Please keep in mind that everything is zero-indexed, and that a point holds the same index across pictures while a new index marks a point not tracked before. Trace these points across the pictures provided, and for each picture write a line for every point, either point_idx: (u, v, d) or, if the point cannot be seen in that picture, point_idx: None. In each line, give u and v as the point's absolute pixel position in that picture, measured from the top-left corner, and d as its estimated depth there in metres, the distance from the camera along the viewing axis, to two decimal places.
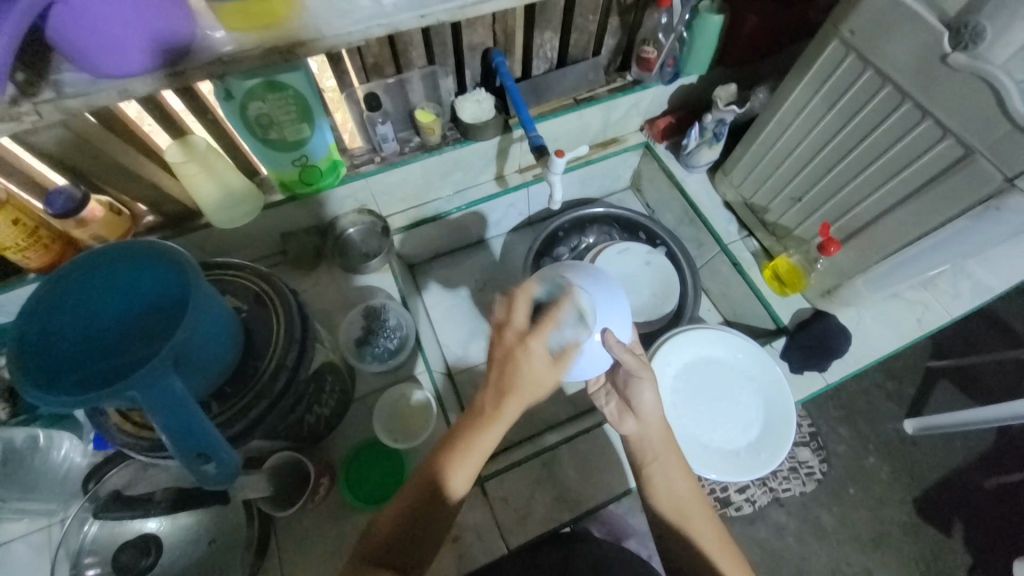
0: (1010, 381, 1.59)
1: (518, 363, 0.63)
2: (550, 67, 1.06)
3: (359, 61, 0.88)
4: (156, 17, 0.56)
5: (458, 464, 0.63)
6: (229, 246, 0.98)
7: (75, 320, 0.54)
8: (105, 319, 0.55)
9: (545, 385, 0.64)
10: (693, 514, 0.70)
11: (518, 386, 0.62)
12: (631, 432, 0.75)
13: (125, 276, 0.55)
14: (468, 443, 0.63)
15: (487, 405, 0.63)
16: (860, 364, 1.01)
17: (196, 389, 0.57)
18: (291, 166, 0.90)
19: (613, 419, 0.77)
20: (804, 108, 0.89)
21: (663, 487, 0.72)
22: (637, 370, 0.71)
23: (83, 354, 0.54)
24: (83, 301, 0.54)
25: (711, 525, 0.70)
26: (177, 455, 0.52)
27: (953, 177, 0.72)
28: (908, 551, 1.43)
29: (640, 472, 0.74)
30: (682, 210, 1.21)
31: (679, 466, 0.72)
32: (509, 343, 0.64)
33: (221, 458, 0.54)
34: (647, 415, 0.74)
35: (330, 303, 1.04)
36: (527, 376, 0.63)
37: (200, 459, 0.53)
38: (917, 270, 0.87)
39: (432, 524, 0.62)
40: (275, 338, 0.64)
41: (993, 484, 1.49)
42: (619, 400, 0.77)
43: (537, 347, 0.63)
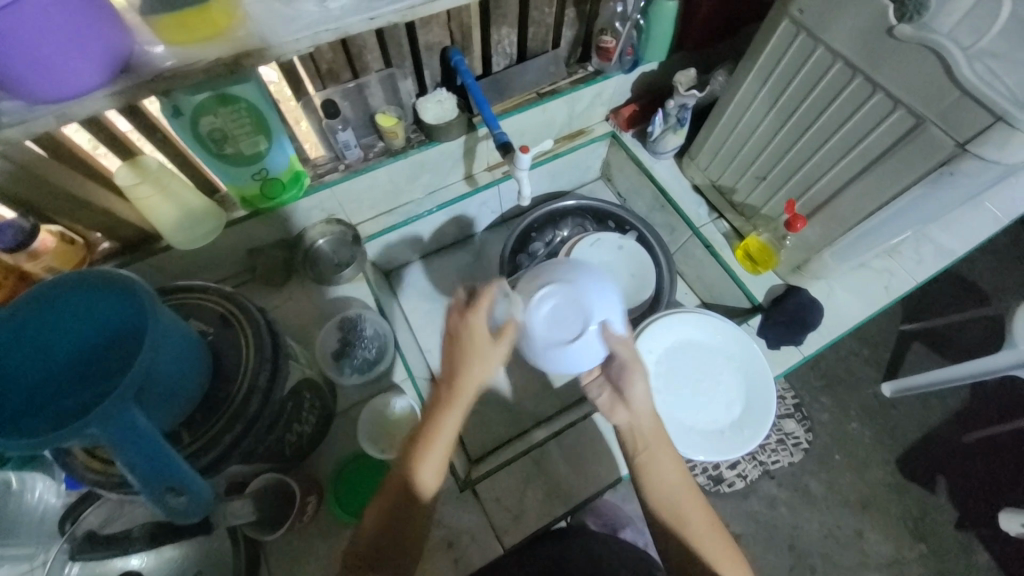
0: (978, 338, 1.65)
1: (461, 334, 0.67)
2: (510, 62, 1.06)
3: (313, 68, 0.86)
4: (89, 35, 0.54)
5: (427, 456, 0.64)
6: (194, 267, 0.95)
7: (25, 357, 0.51)
8: (59, 354, 0.52)
9: (489, 356, 0.67)
10: (684, 504, 0.71)
11: (465, 367, 0.66)
12: (623, 422, 0.76)
13: (76, 307, 0.52)
14: (436, 434, 0.65)
15: (441, 394, 0.67)
16: (834, 335, 1.03)
17: (163, 420, 0.54)
18: (251, 180, 0.87)
19: (605, 407, 0.77)
20: (762, 88, 0.90)
21: (653, 479, 0.73)
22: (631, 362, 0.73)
23: (35, 395, 0.51)
24: (32, 340, 0.51)
25: (703, 515, 0.70)
26: (146, 491, 0.50)
27: (906, 148, 0.74)
28: (894, 510, 1.48)
29: (632, 464, 0.75)
30: (652, 197, 1.22)
31: (670, 458, 0.73)
32: (454, 325, 0.68)
33: (193, 488, 0.52)
34: (637, 406, 0.74)
35: (305, 317, 1.01)
36: (474, 353, 0.66)
37: (170, 492, 0.51)
38: (880, 239, 0.89)
39: (404, 527, 0.63)
40: (245, 359, 0.62)
41: (969, 438, 1.55)
42: (612, 391, 0.77)
43: (477, 322, 0.67)
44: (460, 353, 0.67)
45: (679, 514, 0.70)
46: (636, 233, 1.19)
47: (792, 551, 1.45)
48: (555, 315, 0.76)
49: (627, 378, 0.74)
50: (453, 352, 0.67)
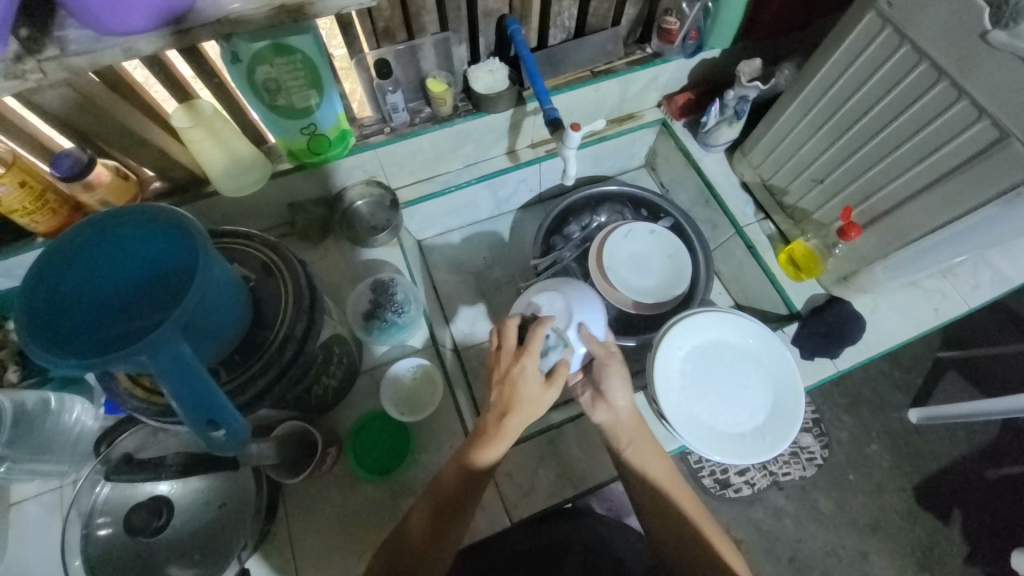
0: (1020, 374, 1.57)
1: (518, 375, 0.70)
2: (567, 36, 1.02)
3: (370, 25, 0.85)
4: None
5: (481, 462, 0.69)
6: (236, 214, 0.96)
7: (82, 285, 0.53)
8: (112, 285, 0.54)
9: (541, 404, 0.70)
10: (673, 495, 0.73)
11: (515, 407, 0.69)
12: (603, 419, 0.78)
13: (128, 240, 0.54)
14: (482, 459, 0.69)
15: (490, 426, 0.70)
16: (871, 352, 0.99)
17: (205, 358, 0.56)
18: (299, 134, 0.88)
19: (587, 405, 0.81)
20: (833, 85, 0.85)
21: (641, 470, 0.74)
22: (605, 358, 0.78)
23: (86, 322, 0.52)
24: (86, 270, 0.53)
25: (693, 506, 0.73)
26: (189, 422, 0.52)
27: (985, 161, 0.69)
28: (905, 537, 1.44)
29: (619, 460, 0.76)
30: (697, 191, 1.18)
31: (652, 449, 0.76)
32: (509, 365, 0.72)
33: (230, 425, 0.53)
34: (619, 402, 0.77)
35: (338, 276, 1.02)
36: (523, 397, 0.69)
37: (208, 425, 0.52)
38: (940, 256, 0.84)
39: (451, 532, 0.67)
40: (284, 307, 0.64)
41: (995, 475, 1.49)
42: (592, 390, 0.80)
43: (531, 365, 0.70)
44: (517, 384, 0.70)
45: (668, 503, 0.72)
46: (669, 221, 1.17)
47: (791, 563, 1.43)
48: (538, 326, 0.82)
49: (607, 375, 0.77)
50: (510, 385, 0.70)
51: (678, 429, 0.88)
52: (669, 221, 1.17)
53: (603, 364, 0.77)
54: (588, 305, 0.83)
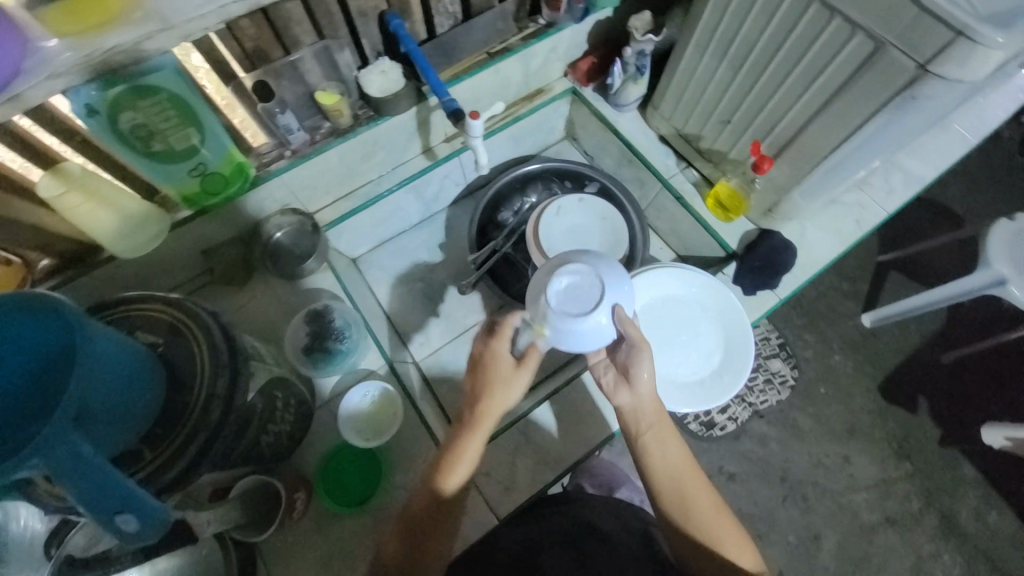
0: (952, 261, 1.68)
1: (490, 360, 0.73)
2: (454, 22, 0.99)
3: (238, 47, 0.79)
4: None
5: (459, 456, 0.71)
6: (146, 276, 0.90)
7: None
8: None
9: (512, 385, 0.72)
10: (688, 483, 0.73)
11: (489, 392, 0.72)
12: (624, 404, 0.76)
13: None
14: (461, 450, 0.71)
15: (468, 414, 0.73)
16: (808, 275, 1.03)
17: (116, 441, 0.52)
18: (189, 178, 0.82)
19: (609, 388, 0.78)
20: (719, 25, 0.86)
21: (657, 458, 0.74)
22: (640, 345, 0.71)
23: None
24: None
25: (703, 491, 0.73)
26: (92, 515, 0.48)
27: (868, 74, 0.71)
28: (879, 434, 1.54)
29: (636, 445, 0.75)
30: (619, 152, 1.18)
31: (671, 437, 0.75)
32: (481, 351, 0.74)
33: (148, 510, 0.50)
34: (642, 389, 0.74)
35: (271, 316, 0.97)
36: (496, 380, 0.72)
37: (121, 516, 0.49)
38: (847, 171, 0.88)
39: (432, 535, 0.68)
40: (200, 367, 0.59)
41: (947, 358, 1.60)
42: (615, 372, 0.77)
43: (500, 348, 0.73)
44: (490, 366, 0.73)
45: (683, 493, 0.72)
46: (596, 186, 1.18)
47: (784, 483, 1.50)
48: (567, 292, 0.68)
49: (636, 359, 0.73)
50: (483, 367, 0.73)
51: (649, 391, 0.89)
52: (595, 186, 1.17)
53: (637, 350, 0.71)
54: (622, 278, 0.71)
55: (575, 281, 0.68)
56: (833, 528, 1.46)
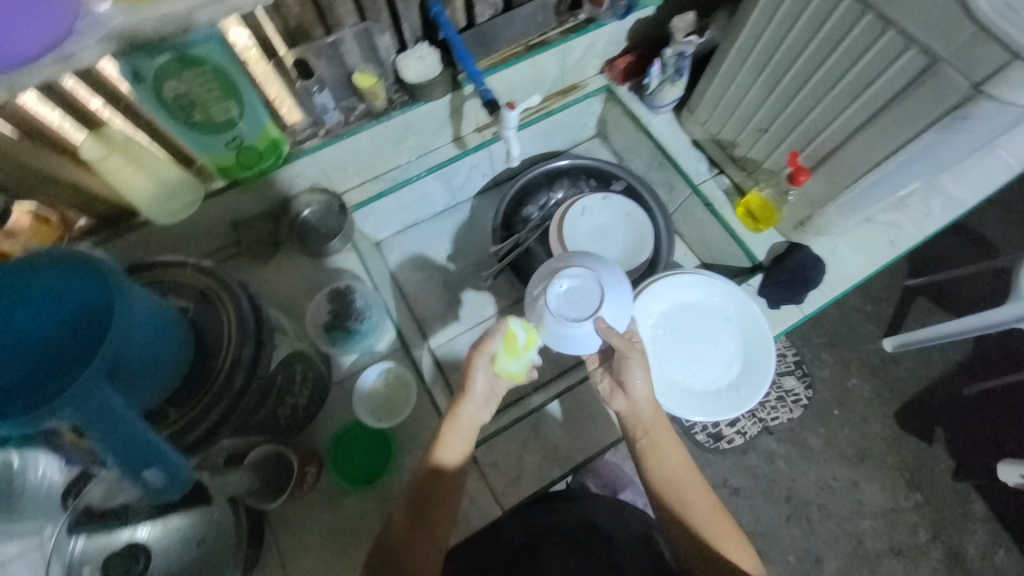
0: (983, 291, 1.63)
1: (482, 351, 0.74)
2: (495, 11, 0.99)
3: (282, 24, 0.80)
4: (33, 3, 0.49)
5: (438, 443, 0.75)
6: (176, 244, 0.92)
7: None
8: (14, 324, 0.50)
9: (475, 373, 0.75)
10: (688, 488, 0.72)
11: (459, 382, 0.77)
12: (620, 408, 0.77)
13: (28, 281, 0.49)
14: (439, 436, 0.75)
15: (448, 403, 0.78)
16: (836, 293, 1.01)
17: (142, 399, 0.54)
18: (226, 150, 0.83)
19: (606, 393, 0.78)
20: (765, 31, 0.84)
21: (653, 462, 0.74)
22: (625, 352, 0.71)
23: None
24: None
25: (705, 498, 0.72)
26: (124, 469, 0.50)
27: (917, 90, 0.69)
28: (891, 462, 1.50)
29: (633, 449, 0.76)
30: (650, 154, 1.16)
31: (670, 441, 0.74)
32: None
33: (170, 465, 0.52)
34: (638, 394, 0.74)
35: (295, 290, 0.99)
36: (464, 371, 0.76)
37: (148, 470, 0.51)
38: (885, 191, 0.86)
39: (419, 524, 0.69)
40: (228, 334, 0.61)
41: (969, 391, 1.55)
42: (612, 380, 0.77)
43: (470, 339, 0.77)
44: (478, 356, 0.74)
45: (681, 497, 0.71)
46: (624, 184, 1.17)
47: (788, 502, 1.48)
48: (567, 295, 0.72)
49: (627, 368, 0.73)
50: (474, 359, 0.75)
51: (662, 397, 0.88)
52: (621, 184, 1.16)
53: (624, 359, 0.72)
54: (618, 295, 0.74)
55: (576, 286, 0.73)
56: (834, 552, 1.44)
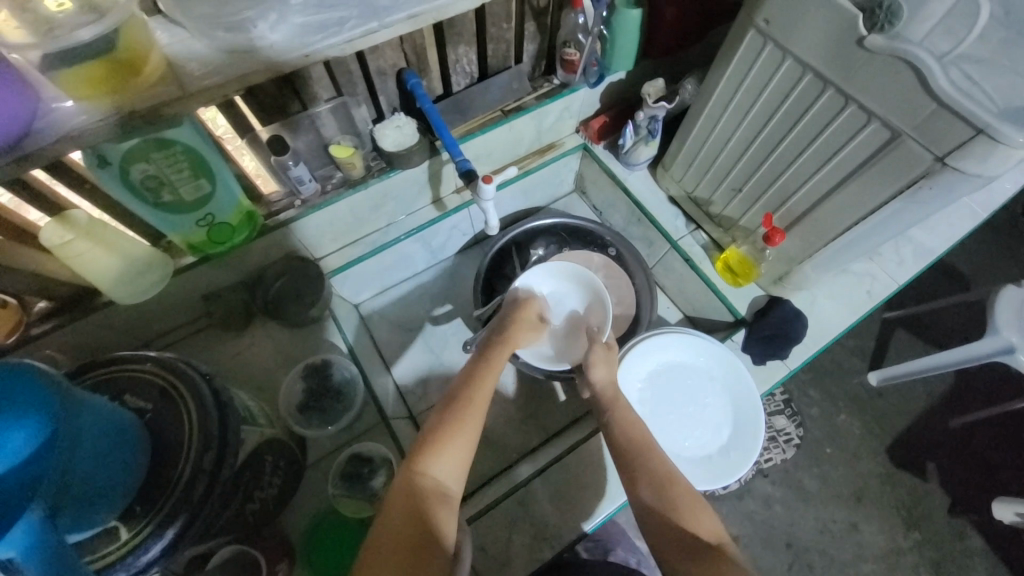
0: (961, 323, 1.64)
1: (481, 406, 0.69)
2: (471, 81, 1.01)
3: (256, 103, 0.80)
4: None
5: (447, 447, 0.64)
6: (143, 319, 0.88)
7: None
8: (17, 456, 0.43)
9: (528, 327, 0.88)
10: (677, 505, 0.64)
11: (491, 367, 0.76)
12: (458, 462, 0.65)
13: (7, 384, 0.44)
14: (461, 426, 0.66)
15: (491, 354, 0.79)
16: (818, 346, 1.00)
17: (92, 522, 0.51)
18: (195, 227, 0.81)
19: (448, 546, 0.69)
20: (734, 97, 0.87)
21: (636, 476, 0.68)
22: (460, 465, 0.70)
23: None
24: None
25: (697, 507, 0.64)
26: None
27: (884, 161, 0.71)
28: (889, 501, 1.46)
29: (623, 440, 0.72)
30: (628, 210, 1.18)
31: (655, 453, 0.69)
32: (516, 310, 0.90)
33: None
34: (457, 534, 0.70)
35: (270, 362, 0.94)
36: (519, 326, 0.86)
37: None
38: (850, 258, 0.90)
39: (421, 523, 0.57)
40: (188, 440, 0.58)
41: (956, 423, 1.53)
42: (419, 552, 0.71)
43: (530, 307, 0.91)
44: (452, 433, 0.65)
45: (676, 500, 0.64)
46: (604, 241, 1.17)
47: (789, 549, 1.43)
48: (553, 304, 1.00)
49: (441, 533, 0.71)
50: (448, 430, 0.66)
51: None
52: (597, 238, 1.17)
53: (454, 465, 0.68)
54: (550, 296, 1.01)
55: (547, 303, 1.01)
56: None
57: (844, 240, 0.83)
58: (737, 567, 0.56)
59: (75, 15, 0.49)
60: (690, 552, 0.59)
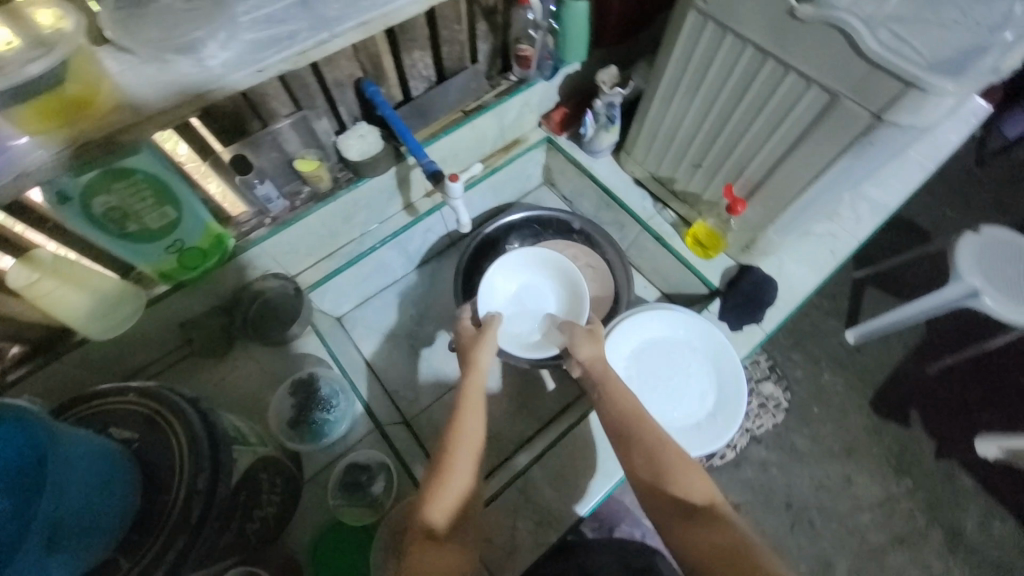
0: (925, 274, 1.71)
1: (466, 451, 0.75)
2: (429, 84, 1.02)
3: (215, 124, 0.80)
4: None
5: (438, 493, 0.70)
6: (120, 354, 0.87)
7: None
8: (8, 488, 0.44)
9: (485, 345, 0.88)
10: (672, 468, 0.65)
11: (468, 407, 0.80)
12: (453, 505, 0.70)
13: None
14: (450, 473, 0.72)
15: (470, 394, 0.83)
16: (790, 308, 1.04)
17: (89, 555, 0.50)
18: (165, 255, 0.80)
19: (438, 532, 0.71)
20: (683, 77, 0.90)
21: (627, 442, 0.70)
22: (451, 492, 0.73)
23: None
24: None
25: (690, 469, 0.66)
26: None
27: (827, 123, 0.74)
28: (877, 452, 1.52)
29: (613, 406, 0.74)
30: (597, 197, 1.21)
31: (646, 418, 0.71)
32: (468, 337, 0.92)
33: None
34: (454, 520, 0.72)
35: (257, 383, 0.94)
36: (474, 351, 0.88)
37: None
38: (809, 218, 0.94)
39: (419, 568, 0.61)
40: (180, 465, 0.59)
41: (931, 370, 1.61)
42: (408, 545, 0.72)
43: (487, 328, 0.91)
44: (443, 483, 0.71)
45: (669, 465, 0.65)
46: (577, 228, 1.19)
47: (789, 510, 1.47)
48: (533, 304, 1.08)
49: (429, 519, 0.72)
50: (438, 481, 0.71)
51: None
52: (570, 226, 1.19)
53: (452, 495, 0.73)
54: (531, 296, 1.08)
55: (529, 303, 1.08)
56: (842, 553, 1.43)
57: (800, 202, 0.87)
58: (730, 527, 0.59)
59: (20, 51, 0.49)
60: (683, 515, 0.61)
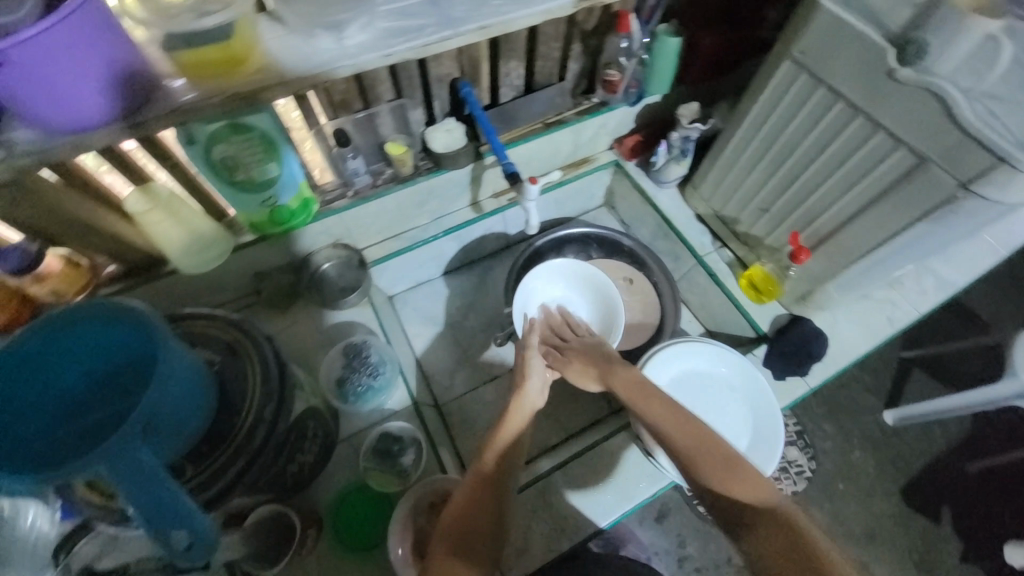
0: (979, 366, 1.63)
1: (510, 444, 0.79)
2: (517, 93, 1.08)
3: (326, 98, 0.87)
4: (122, 73, 0.54)
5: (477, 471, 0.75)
6: (197, 291, 0.94)
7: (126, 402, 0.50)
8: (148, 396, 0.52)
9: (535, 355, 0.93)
10: (710, 458, 0.67)
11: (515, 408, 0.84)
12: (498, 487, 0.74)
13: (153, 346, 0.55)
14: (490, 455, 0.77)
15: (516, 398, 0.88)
16: (837, 367, 1.03)
17: (168, 453, 0.56)
18: (261, 209, 0.87)
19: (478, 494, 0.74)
20: (766, 121, 0.92)
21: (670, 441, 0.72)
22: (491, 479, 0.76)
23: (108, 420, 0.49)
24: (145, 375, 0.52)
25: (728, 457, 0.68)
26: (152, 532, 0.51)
27: (909, 186, 0.75)
28: (901, 543, 1.44)
29: (651, 414, 0.77)
30: (655, 225, 1.23)
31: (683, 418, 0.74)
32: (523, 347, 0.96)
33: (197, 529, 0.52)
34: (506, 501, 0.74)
35: (309, 342, 1.00)
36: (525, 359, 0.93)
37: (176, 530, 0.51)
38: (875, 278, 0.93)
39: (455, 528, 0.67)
40: (250, 392, 0.65)
41: (973, 467, 1.52)
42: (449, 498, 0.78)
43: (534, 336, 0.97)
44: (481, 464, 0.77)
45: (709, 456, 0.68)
46: (631, 252, 1.21)
47: None
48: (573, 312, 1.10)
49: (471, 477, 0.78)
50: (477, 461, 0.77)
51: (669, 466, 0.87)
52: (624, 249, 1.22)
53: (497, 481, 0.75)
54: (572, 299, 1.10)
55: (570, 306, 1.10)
56: None
57: (869, 259, 0.87)
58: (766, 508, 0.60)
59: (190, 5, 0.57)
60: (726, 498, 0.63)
